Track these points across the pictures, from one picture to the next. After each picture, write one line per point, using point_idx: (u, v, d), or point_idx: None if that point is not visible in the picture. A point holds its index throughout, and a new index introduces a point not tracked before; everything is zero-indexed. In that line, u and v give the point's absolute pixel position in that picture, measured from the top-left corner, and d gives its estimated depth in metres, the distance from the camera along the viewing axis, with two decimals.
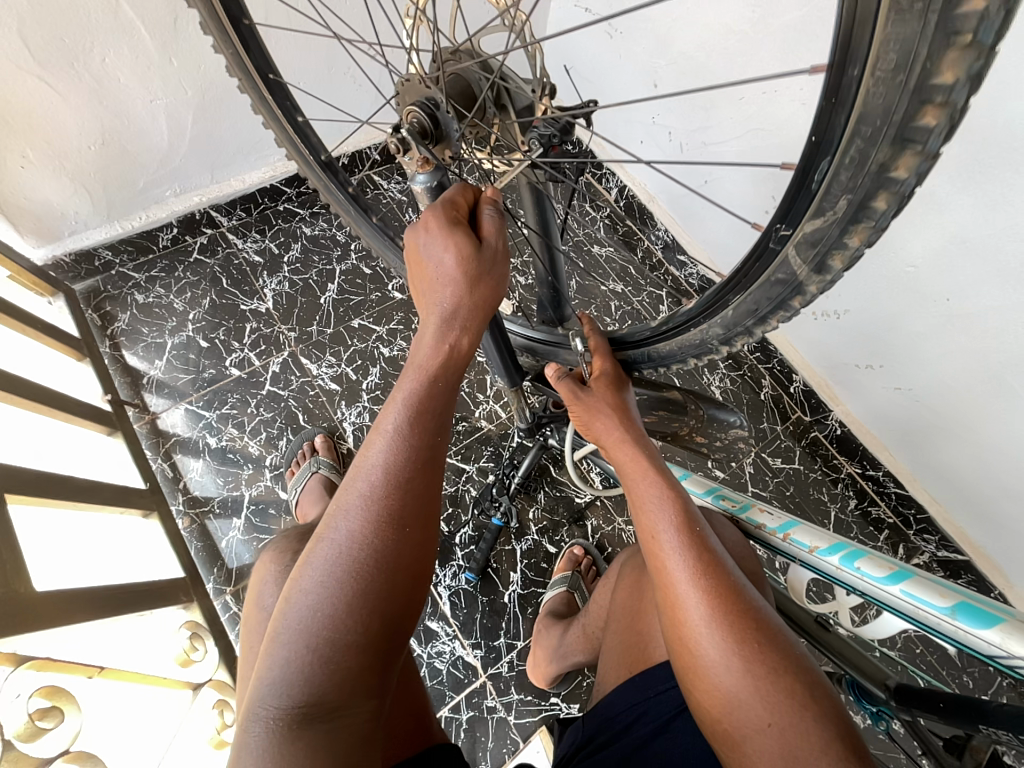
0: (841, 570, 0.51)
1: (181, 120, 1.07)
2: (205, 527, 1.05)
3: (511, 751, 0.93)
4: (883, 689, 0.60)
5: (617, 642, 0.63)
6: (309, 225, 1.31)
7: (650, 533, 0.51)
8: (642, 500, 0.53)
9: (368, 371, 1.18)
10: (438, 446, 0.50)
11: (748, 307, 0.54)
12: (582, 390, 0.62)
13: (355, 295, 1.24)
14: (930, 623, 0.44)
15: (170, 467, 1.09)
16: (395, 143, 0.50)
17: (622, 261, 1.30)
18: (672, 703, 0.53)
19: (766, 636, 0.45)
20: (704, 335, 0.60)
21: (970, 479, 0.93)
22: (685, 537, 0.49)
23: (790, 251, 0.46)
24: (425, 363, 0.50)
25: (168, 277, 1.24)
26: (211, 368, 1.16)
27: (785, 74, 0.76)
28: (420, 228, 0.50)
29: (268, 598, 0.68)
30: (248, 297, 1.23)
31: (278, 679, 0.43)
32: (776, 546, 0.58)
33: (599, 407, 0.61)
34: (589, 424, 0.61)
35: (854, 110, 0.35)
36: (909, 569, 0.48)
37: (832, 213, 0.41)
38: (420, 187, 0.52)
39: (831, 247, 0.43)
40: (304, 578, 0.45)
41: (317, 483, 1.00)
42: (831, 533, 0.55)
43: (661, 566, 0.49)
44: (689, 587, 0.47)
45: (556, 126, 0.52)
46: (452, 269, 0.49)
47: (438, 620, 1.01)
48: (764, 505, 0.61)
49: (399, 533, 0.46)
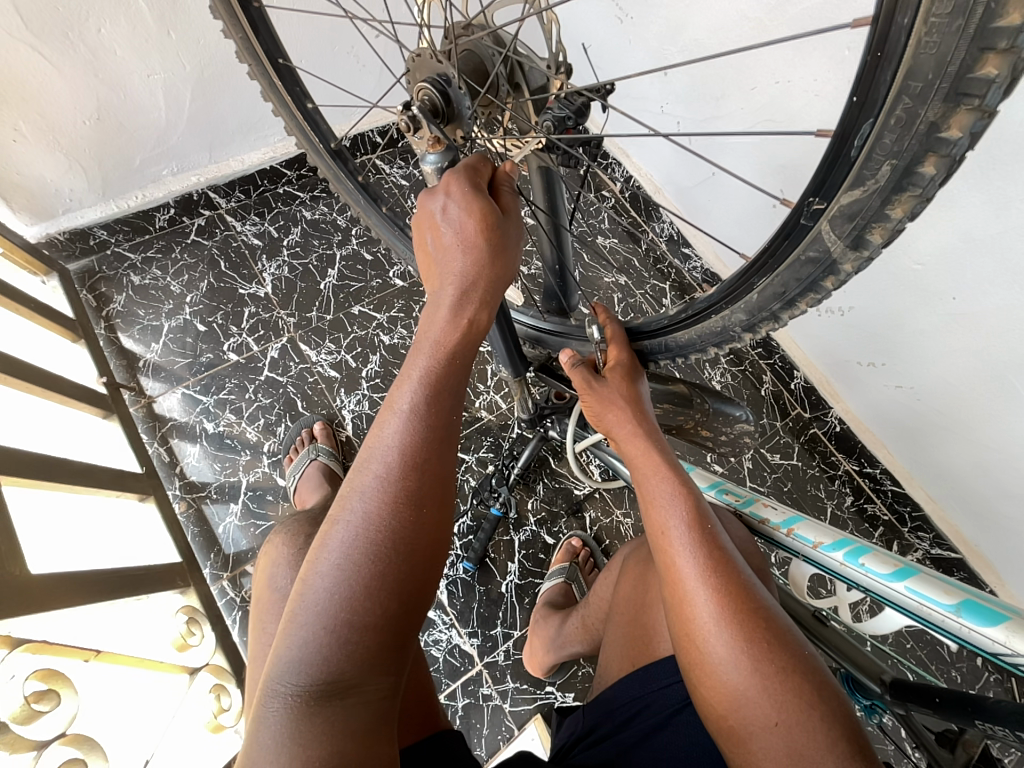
0: (846, 566, 0.49)
1: (180, 97, 1.05)
2: (201, 512, 1.04)
3: (506, 739, 0.94)
4: (878, 683, 0.61)
5: (619, 635, 0.63)
6: (310, 209, 1.28)
7: (660, 528, 0.51)
8: (653, 498, 0.53)
9: (368, 358, 1.17)
10: (454, 427, 0.49)
11: (774, 290, 0.53)
12: (596, 382, 0.61)
13: (355, 281, 1.23)
14: (934, 619, 0.44)
15: (167, 452, 1.08)
16: (404, 122, 0.47)
17: (626, 252, 1.30)
18: (675, 697, 0.53)
19: (776, 636, 0.44)
20: (726, 322, 0.59)
21: (966, 476, 0.94)
22: (695, 533, 0.49)
23: (822, 227, 0.45)
24: (444, 340, 0.49)
25: (165, 258, 1.21)
26: (208, 352, 1.15)
27: (798, 62, 0.74)
28: (441, 194, 0.49)
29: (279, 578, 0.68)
30: (247, 281, 1.21)
31: (301, 652, 0.43)
32: (778, 542, 0.56)
33: (613, 398, 0.60)
34: (598, 413, 0.61)
35: (902, 66, 0.34)
36: (913, 564, 0.47)
37: (873, 181, 0.40)
38: (429, 167, 0.51)
39: (871, 221, 0.42)
40: (321, 561, 0.44)
41: (316, 470, 1.00)
42: (834, 527, 0.53)
43: (670, 562, 0.49)
44: (700, 582, 0.47)
45: (571, 107, 0.50)
46: (471, 231, 0.48)
47: (435, 609, 1.02)
48: (769, 500, 0.59)
49: (419, 514, 0.45)
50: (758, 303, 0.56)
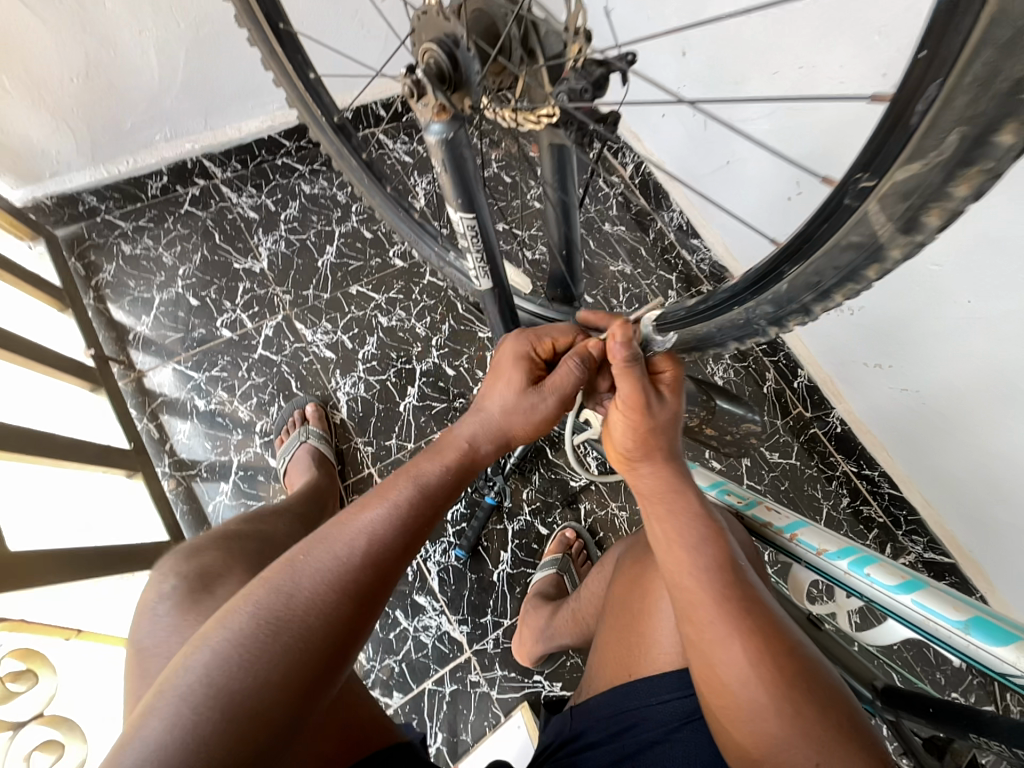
0: (850, 575, 0.48)
1: (173, 57, 1.00)
2: (191, 490, 1.02)
3: (492, 725, 0.94)
4: (869, 688, 0.61)
5: (608, 642, 0.61)
6: (309, 182, 1.23)
7: (679, 563, 0.49)
8: (675, 536, 0.50)
9: (365, 340, 1.14)
10: (425, 535, 0.48)
11: (807, 279, 0.49)
12: (651, 394, 0.51)
13: (355, 259, 1.19)
14: (940, 635, 0.43)
15: (156, 428, 1.05)
16: (407, 88, 0.41)
17: (633, 240, 1.26)
18: (676, 713, 0.52)
19: (810, 676, 0.44)
20: (750, 314, 0.56)
21: (964, 483, 0.93)
22: (724, 575, 0.47)
23: (868, 209, 0.42)
24: (453, 458, 0.50)
25: (157, 228, 1.17)
26: (200, 328, 1.12)
27: (821, 48, 0.70)
28: (513, 343, 0.56)
29: (161, 604, 0.56)
30: (242, 254, 1.17)
31: (174, 717, 0.36)
32: (780, 547, 0.54)
33: (660, 420, 0.52)
34: (634, 433, 0.52)
35: (989, 6, 0.30)
36: (920, 577, 0.46)
37: (936, 152, 0.36)
38: (434, 139, 0.44)
39: (929, 200, 0.38)
40: (237, 629, 0.40)
41: (306, 454, 0.98)
42: (839, 535, 0.52)
43: (693, 605, 0.47)
44: (729, 629, 0.45)
45: (588, 79, 0.47)
46: (502, 396, 0.53)
47: (426, 595, 1.01)
48: (772, 503, 0.58)
49: (364, 608, 0.43)
50: (786, 294, 0.52)
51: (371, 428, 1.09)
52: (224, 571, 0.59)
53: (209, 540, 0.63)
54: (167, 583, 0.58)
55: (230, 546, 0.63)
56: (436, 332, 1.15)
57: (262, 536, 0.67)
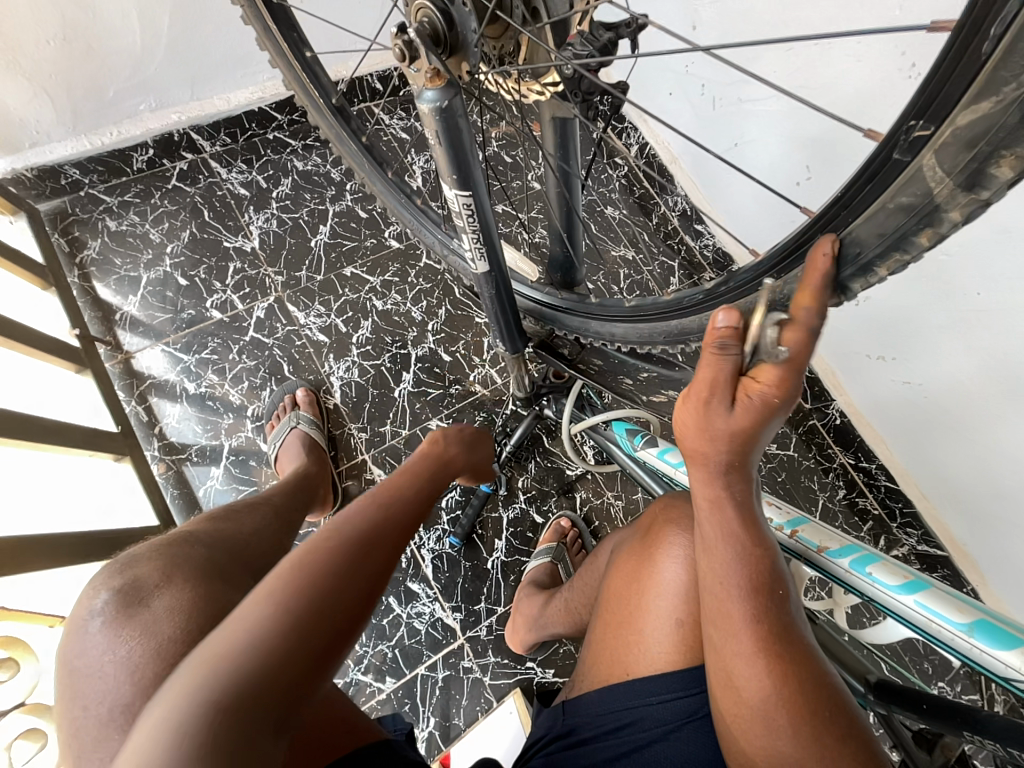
0: (851, 574, 0.46)
1: (156, 19, 0.94)
2: (181, 474, 1.00)
3: (485, 710, 0.95)
4: (862, 683, 0.61)
5: (604, 638, 0.60)
6: (301, 159, 1.19)
7: (716, 579, 0.47)
8: (713, 552, 0.47)
9: (359, 324, 1.11)
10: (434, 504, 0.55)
11: (847, 252, 0.43)
12: (718, 401, 0.44)
13: (349, 240, 1.16)
14: (941, 636, 0.42)
15: (145, 411, 1.03)
16: (398, 48, 0.36)
17: (636, 225, 1.23)
18: (677, 712, 0.52)
19: (828, 706, 0.43)
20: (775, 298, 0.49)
21: (961, 478, 0.93)
22: (757, 600, 0.45)
23: (923, 162, 0.36)
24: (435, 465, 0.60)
25: (144, 203, 1.13)
26: (190, 308, 1.09)
27: (836, 22, 0.67)
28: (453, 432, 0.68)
29: (93, 619, 0.54)
30: (232, 233, 1.14)
31: (267, 633, 0.38)
32: (777, 542, 0.53)
33: (724, 436, 0.45)
34: (692, 444, 0.47)
35: None
36: (924, 578, 0.44)
37: (1011, 87, 0.31)
38: (427, 108, 0.38)
39: (1001, 145, 0.33)
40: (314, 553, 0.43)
41: (297, 440, 0.96)
42: (841, 532, 0.50)
43: (724, 624, 0.46)
44: (756, 652, 0.44)
45: (594, 44, 0.43)
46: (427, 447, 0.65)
47: (419, 582, 1.01)
48: (771, 498, 0.55)
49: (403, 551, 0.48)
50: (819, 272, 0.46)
51: (365, 414, 1.08)
52: (161, 584, 0.56)
53: (153, 549, 0.61)
54: (100, 597, 0.56)
55: (168, 553, 0.60)
56: (432, 317, 1.13)
57: (211, 539, 0.65)
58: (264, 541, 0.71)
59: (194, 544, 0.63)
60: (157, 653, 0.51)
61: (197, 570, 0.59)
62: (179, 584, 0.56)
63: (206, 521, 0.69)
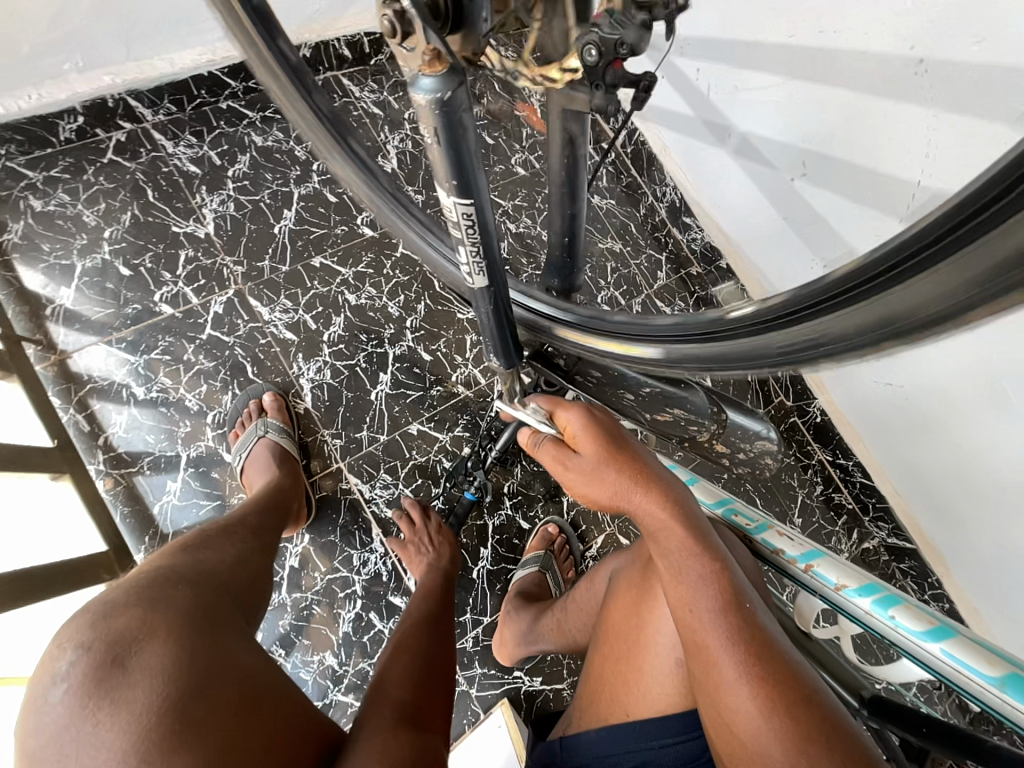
0: (873, 616, 0.45)
1: None
2: (132, 489, 0.91)
3: (471, 723, 0.92)
4: (855, 697, 0.59)
5: (600, 674, 0.58)
6: (260, 133, 1.07)
7: (687, 608, 0.46)
8: (678, 574, 0.47)
9: (330, 321, 1.02)
10: (445, 601, 0.85)
11: (815, 338, 0.39)
12: (568, 458, 0.54)
13: (317, 226, 1.05)
14: (969, 688, 0.40)
15: (86, 419, 0.92)
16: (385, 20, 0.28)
17: (623, 215, 1.17)
18: (677, 759, 0.49)
19: (830, 728, 0.39)
20: (753, 349, 0.44)
21: (936, 479, 0.94)
22: (729, 616, 0.44)
23: (904, 299, 0.33)
24: (440, 571, 0.89)
25: (75, 179, 0.98)
26: (135, 302, 0.97)
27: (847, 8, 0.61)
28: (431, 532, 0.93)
29: (56, 686, 0.48)
30: (183, 216, 1.01)
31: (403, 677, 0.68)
32: (793, 576, 0.52)
33: (588, 475, 0.53)
34: (584, 493, 0.54)
35: None
36: (949, 625, 0.43)
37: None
38: (422, 98, 0.31)
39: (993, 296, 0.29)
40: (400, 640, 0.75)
41: (265, 450, 0.90)
42: (858, 570, 0.49)
43: (701, 644, 0.44)
44: (737, 673, 0.42)
45: (624, 29, 0.36)
46: (427, 549, 0.91)
47: (401, 595, 0.96)
48: (784, 529, 0.55)
49: (437, 630, 0.78)
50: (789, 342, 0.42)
51: (339, 419, 1.00)
52: (143, 636, 0.51)
53: (127, 595, 0.54)
54: (65, 658, 0.49)
55: (147, 597, 0.55)
56: (410, 313, 1.05)
57: (195, 575, 0.62)
58: (243, 573, 0.68)
59: (177, 584, 0.59)
60: (135, 726, 0.45)
61: (186, 620, 0.54)
62: (162, 637, 0.51)
63: (181, 553, 0.65)
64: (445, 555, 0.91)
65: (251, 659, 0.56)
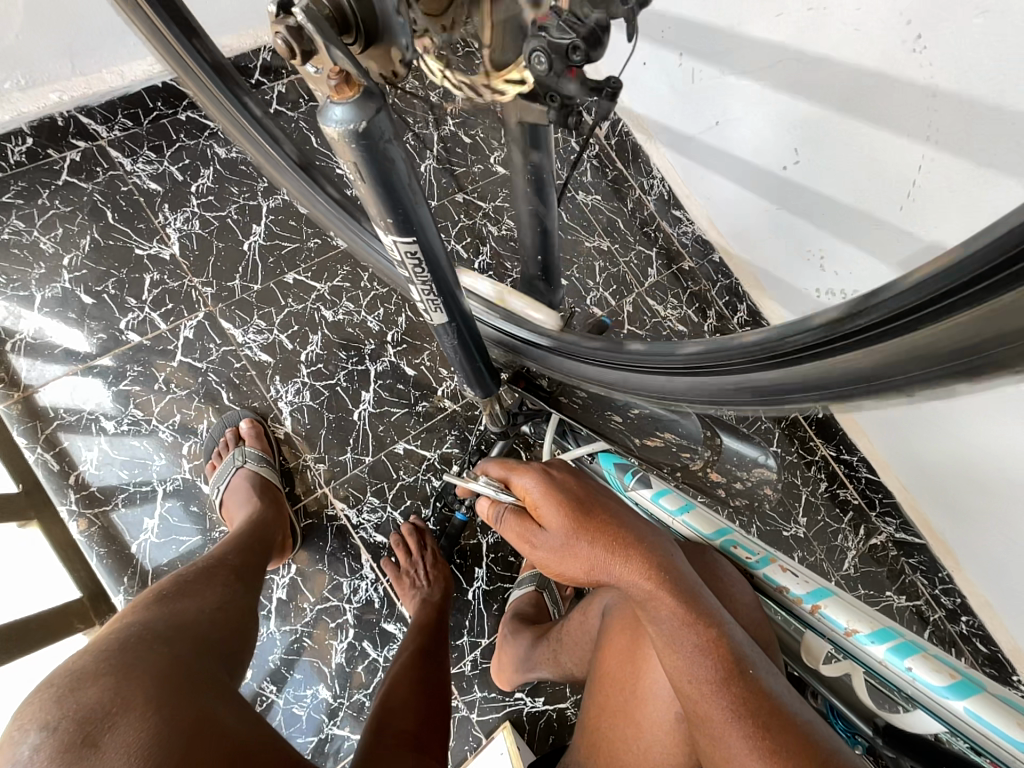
0: (888, 665, 0.49)
1: None
2: (108, 528, 0.87)
3: (473, 748, 0.90)
4: (869, 724, 0.51)
5: (599, 726, 0.55)
6: (223, 144, 1.01)
7: (687, 681, 0.44)
8: (673, 645, 0.45)
9: (307, 339, 0.98)
10: (440, 633, 0.85)
11: (841, 379, 0.34)
12: (538, 530, 0.52)
13: (288, 240, 1.00)
14: (990, 743, 0.44)
15: (55, 458, 0.88)
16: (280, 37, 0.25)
17: (609, 212, 1.10)
18: None
19: None
20: (766, 383, 0.39)
21: (946, 479, 0.84)
22: (730, 688, 0.42)
23: (899, 355, 0.29)
24: (432, 602, 0.87)
25: (28, 204, 0.93)
26: (100, 331, 0.92)
27: None
28: (423, 565, 0.89)
29: None
30: (146, 237, 0.96)
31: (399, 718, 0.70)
32: (804, 618, 0.55)
33: (561, 547, 0.51)
34: (564, 569, 0.52)
35: None
36: (969, 680, 0.46)
37: None
38: (336, 127, 0.28)
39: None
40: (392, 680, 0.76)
41: (244, 481, 0.86)
42: (871, 615, 0.52)
43: (704, 718, 0.42)
44: (743, 749, 0.40)
45: (576, 30, 0.31)
46: (421, 582, 0.88)
47: (395, 622, 0.93)
48: (787, 566, 0.57)
49: (428, 665, 0.79)
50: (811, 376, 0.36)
51: (322, 442, 0.96)
52: (116, 708, 0.47)
53: (100, 661, 0.51)
54: (28, 740, 0.45)
55: (116, 663, 0.51)
56: (390, 327, 1.01)
57: (170, 628, 0.59)
58: (225, 620, 0.65)
59: (151, 645, 0.55)
60: None
61: (164, 682, 0.51)
62: (138, 707, 0.47)
63: (156, 605, 0.62)
64: (438, 586, 0.89)
65: (236, 719, 0.53)
